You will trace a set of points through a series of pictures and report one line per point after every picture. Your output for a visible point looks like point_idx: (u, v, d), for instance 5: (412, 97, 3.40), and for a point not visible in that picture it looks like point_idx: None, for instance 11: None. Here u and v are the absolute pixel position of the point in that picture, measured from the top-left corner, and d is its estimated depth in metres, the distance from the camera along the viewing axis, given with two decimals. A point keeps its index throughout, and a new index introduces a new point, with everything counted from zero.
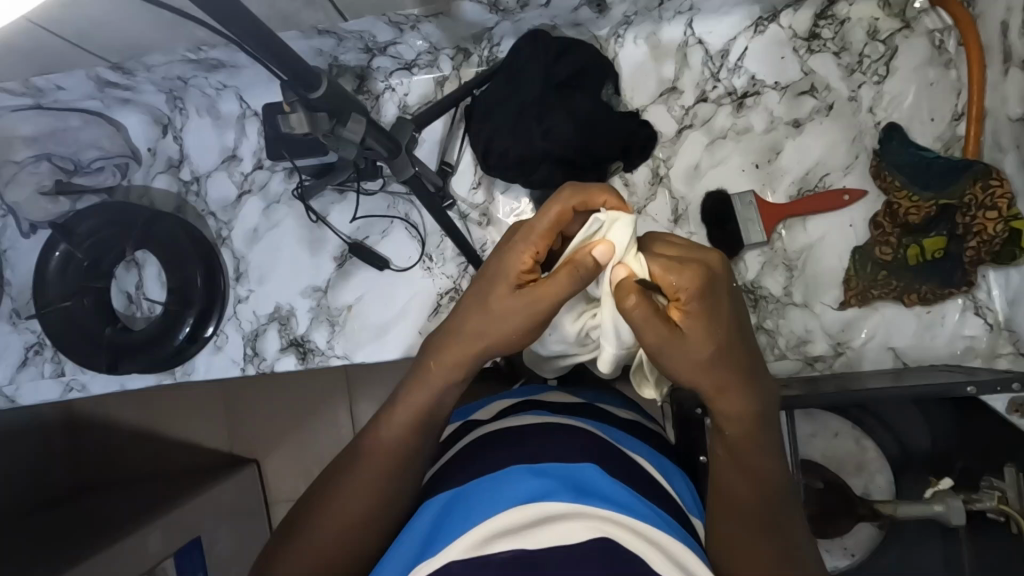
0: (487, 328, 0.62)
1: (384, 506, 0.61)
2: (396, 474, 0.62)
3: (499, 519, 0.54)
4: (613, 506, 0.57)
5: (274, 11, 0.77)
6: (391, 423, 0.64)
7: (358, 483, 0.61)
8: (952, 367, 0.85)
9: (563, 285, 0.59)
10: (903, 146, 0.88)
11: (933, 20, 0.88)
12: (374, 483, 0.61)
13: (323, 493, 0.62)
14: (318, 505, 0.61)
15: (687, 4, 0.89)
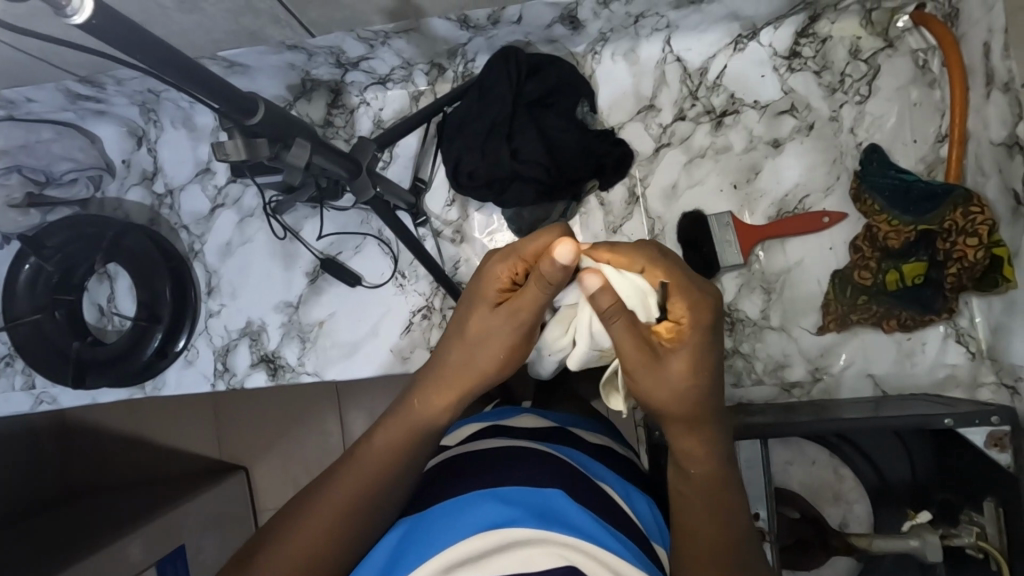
0: (475, 351, 0.58)
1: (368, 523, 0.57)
2: (365, 511, 0.57)
3: (466, 545, 0.52)
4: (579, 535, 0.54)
5: (239, 27, 0.75)
6: (369, 453, 0.59)
7: (324, 519, 0.56)
8: (931, 397, 0.82)
9: (539, 296, 0.54)
10: (883, 167, 0.85)
11: (917, 39, 0.86)
12: (339, 518, 0.56)
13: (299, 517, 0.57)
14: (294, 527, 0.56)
15: (664, 21, 0.87)
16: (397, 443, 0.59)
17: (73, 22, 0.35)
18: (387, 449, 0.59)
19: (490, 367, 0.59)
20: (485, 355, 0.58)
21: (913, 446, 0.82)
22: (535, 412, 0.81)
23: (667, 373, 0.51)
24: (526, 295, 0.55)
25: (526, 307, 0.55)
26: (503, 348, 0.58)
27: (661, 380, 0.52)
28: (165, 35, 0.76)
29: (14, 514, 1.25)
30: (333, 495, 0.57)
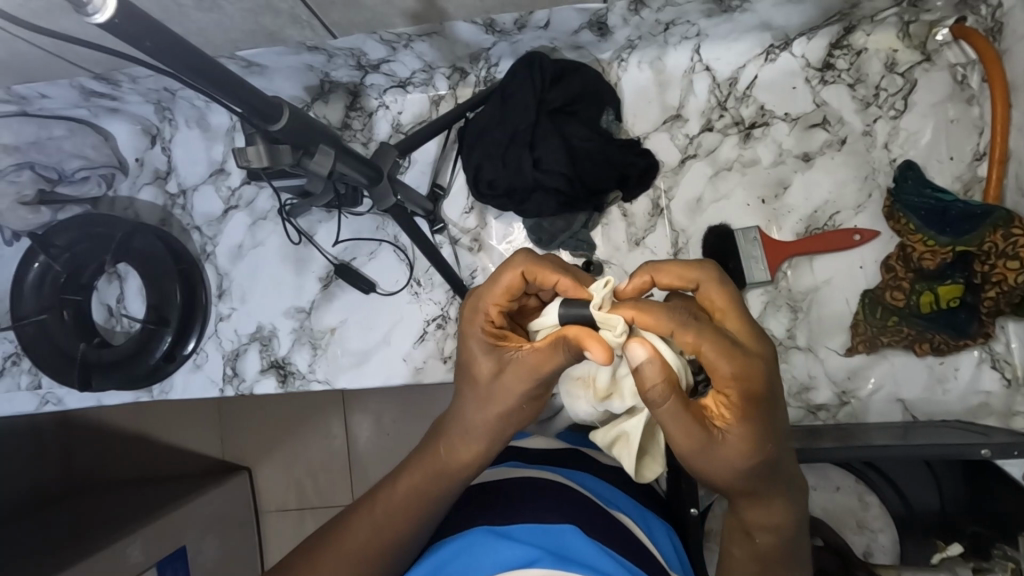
0: (505, 408, 0.55)
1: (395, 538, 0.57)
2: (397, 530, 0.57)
3: None
4: (597, 573, 0.53)
5: (259, 26, 0.73)
6: (386, 500, 0.58)
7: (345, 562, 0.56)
8: (963, 425, 0.79)
9: (560, 360, 0.51)
10: (919, 186, 0.82)
11: (956, 53, 0.83)
12: (360, 561, 0.57)
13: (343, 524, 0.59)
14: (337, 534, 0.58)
15: (694, 30, 0.84)
16: (414, 488, 0.58)
17: (95, 22, 0.33)
18: (405, 494, 0.58)
19: (513, 418, 0.55)
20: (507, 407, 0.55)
21: (944, 475, 0.79)
22: (549, 432, 0.79)
23: (727, 452, 0.48)
24: (540, 359, 0.52)
25: (550, 368, 0.52)
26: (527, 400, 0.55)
27: (723, 462, 0.48)
28: (183, 33, 0.74)
29: (14, 513, 1.24)
30: (353, 541, 0.57)
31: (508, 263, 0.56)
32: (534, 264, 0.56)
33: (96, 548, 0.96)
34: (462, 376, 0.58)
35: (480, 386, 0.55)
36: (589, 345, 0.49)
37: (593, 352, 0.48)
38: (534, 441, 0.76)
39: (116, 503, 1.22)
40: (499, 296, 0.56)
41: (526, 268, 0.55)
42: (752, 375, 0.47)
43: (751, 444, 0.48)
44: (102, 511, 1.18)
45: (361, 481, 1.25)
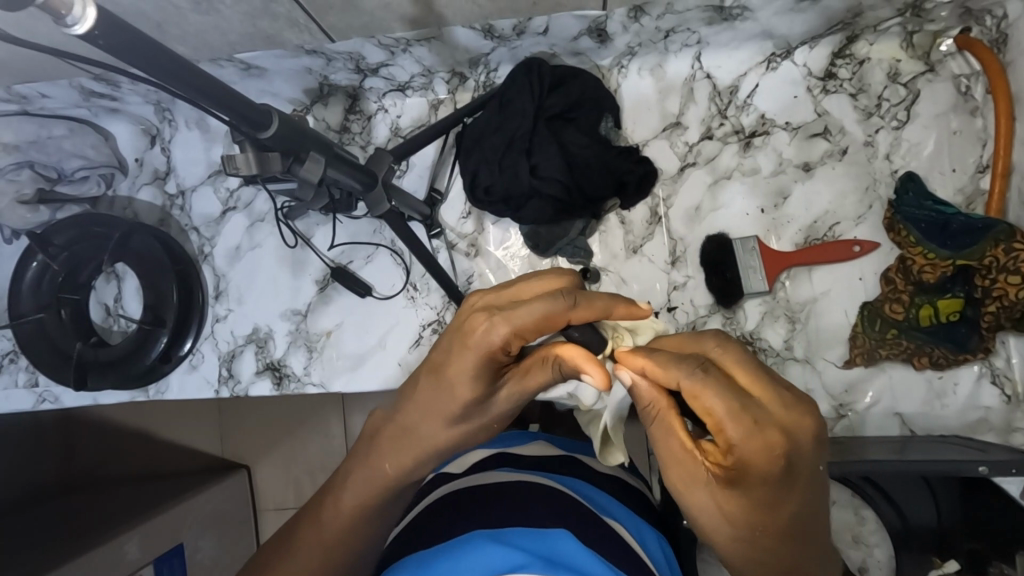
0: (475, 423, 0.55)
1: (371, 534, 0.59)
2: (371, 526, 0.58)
3: None
4: None
5: (256, 29, 0.73)
6: (332, 513, 0.58)
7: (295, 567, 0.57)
8: (961, 440, 0.78)
9: (550, 374, 0.51)
10: (920, 199, 0.81)
11: (960, 64, 0.82)
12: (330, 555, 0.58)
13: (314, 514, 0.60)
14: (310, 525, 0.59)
15: (695, 37, 0.83)
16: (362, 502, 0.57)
17: (75, 33, 0.33)
18: (350, 507, 0.57)
19: (471, 433, 0.55)
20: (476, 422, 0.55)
21: (940, 488, 0.78)
22: (546, 439, 0.79)
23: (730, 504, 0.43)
24: (535, 378, 0.52)
25: (536, 386, 0.52)
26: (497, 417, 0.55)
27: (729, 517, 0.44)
28: (180, 36, 0.74)
29: (12, 508, 1.24)
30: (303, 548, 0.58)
31: (553, 296, 0.48)
32: (573, 299, 0.49)
33: (89, 545, 0.96)
34: (438, 383, 0.53)
35: (454, 399, 0.52)
36: (585, 368, 0.48)
37: (590, 375, 0.47)
38: (526, 449, 0.75)
39: (112, 500, 1.22)
40: (523, 319, 0.48)
41: (567, 306, 0.49)
42: (759, 455, 0.40)
43: (752, 513, 0.43)
44: (98, 508, 1.18)
45: None
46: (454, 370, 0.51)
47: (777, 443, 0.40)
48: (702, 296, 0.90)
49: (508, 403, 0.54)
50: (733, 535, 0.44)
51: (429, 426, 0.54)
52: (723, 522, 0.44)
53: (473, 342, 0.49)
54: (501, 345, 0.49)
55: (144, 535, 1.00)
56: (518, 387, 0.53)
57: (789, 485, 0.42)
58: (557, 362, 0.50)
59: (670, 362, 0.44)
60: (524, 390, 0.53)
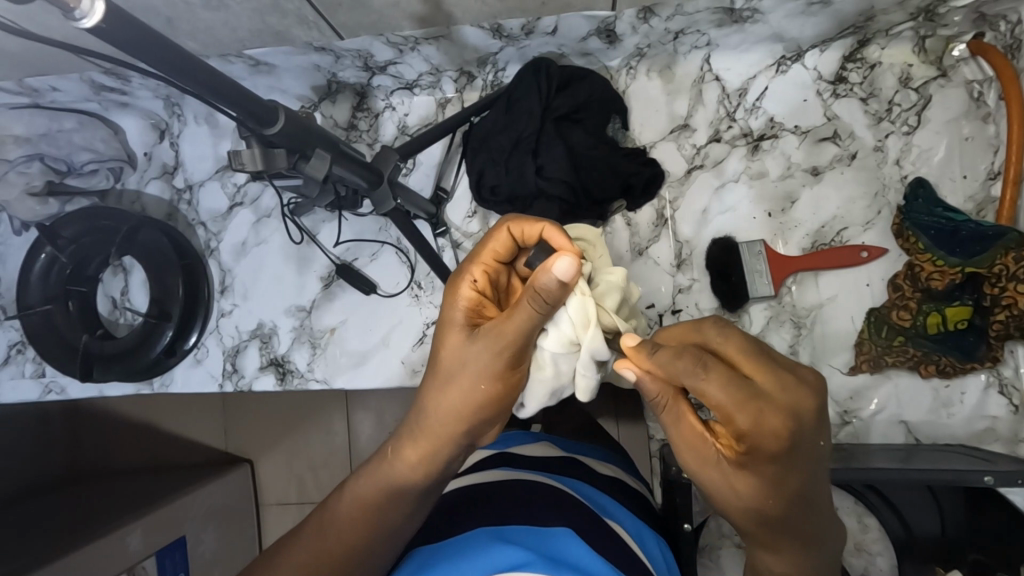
0: (459, 386, 0.53)
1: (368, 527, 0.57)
2: (375, 517, 0.57)
3: None
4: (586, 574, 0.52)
5: (265, 26, 0.74)
6: (338, 515, 0.58)
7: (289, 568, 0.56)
8: (966, 451, 0.78)
9: (526, 312, 0.49)
10: (929, 206, 0.80)
11: (973, 70, 0.81)
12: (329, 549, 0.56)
13: (322, 514, 0.59)
14: (316, 527, 0.58)
15: (704, 40, 0.83)
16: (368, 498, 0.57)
17: (83, 27, 0.33)
18: (355, 504, 0.58)
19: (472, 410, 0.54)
20: (463, 384, 0.53)
21: (945, 499, 0.77)
22: (548, 439, 0.79)
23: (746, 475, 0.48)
24: (510, 319, 0.50)
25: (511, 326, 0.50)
26: (481, 379, 0.53)
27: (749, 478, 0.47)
28: (191, 32, 0.74)
29: (17, 496, 1.25)
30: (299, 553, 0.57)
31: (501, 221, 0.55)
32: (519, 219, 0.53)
33: (92, 535, 0.97)
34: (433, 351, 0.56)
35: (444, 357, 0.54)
36: (554, 260, 0.48)
37: (560, 266, 0.47)
38: (527, 449, 0.75)
39: (116, 491, 1.23)
40: (485, 252, 0.54)
41: (514, 224, 0.53)
42: (773, 443, 0.45)
43: (763, 493, 0.47)
44: (102, 499, 1.19)
45: None
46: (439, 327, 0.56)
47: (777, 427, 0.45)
48: (707, 300, 0.90)
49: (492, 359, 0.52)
50: (741, 512, 0.49)
51: (434, 405, 0.55)
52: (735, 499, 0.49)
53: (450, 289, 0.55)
54: (470, 280, 0.54)
55: (148, 527, 1.01)
56: (499, 335, 0.51)
57: (793, 463, 0.47)
58: (530, 286, 0.49)
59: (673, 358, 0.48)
60: (500, 338, 0.51)
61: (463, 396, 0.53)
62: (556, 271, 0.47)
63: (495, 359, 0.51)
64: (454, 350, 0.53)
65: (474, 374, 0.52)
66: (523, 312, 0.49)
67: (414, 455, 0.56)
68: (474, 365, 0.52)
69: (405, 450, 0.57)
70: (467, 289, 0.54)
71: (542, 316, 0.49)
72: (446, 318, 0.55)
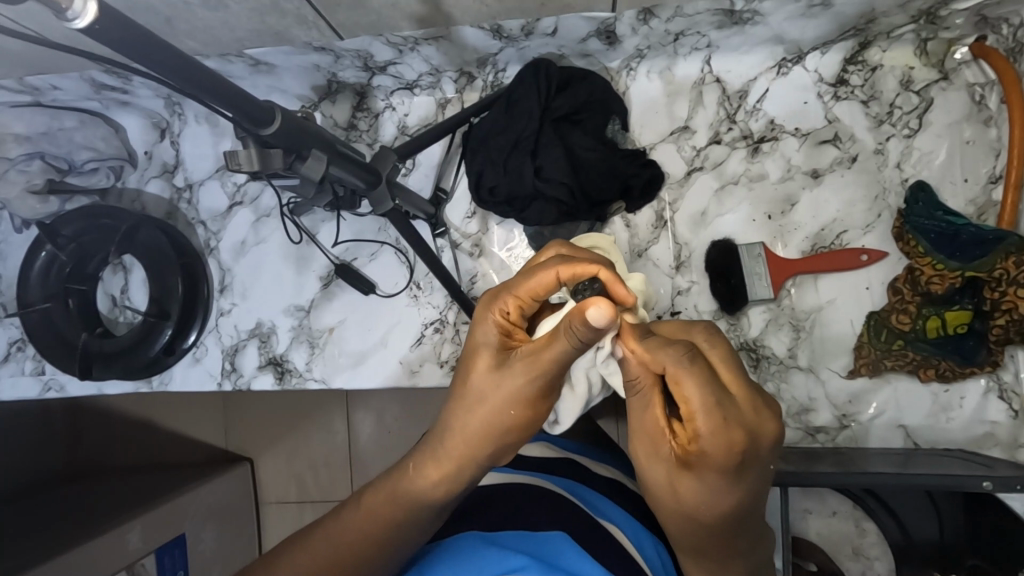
0: (485, 414, 0.52)
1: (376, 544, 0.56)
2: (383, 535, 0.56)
3: None
4: None
5: (265, 26, 0.74)
6: (343, 525, 0.57)
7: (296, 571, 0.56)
8: (965, 456, 0.77)
9: (563, 347, 0.48)
10: (930, 208, 0.79)
11: (975, 73, 0.81)
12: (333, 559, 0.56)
13: (329, 519, 0.59)
14: (321, 530, 0.58)
15: (704, 41, 0.83)
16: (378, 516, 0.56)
17: (75, 27, 0.33)
18: (362, 518, 0.57)
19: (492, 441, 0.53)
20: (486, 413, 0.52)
21: (944, 504, 0.76)
22: (545, 440, 0.79)
23: (688, 483, 0.46)
24: (547, 348, 0.49)
25: (546, 357, 0.50)
26: (508, 411, 0.51)
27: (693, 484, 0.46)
28: (190, 31, 0.74)
29: (17, 493, 1.26)
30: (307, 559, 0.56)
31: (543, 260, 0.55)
32: (570, 262, 0.52)
33: (91, 532, 0.97)
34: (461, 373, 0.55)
35: (473, 382, 0.53)
36: (588, 306, 0.44)
37: (593, 314, 0.44)
38: (523, 450, 0.75)
39: (116, 489, 1.23)
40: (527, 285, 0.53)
41: (563, 269, 0.52)
42: (720, 450, 0.43)
43: (704, 500, 0.46)
44: (101, 496, 1.19)
45: (360, 477, 1.25)
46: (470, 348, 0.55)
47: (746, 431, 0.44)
48: (706, 302, 0.90)
49: (522, 388, 0.51)
50: (680, 512, 0.49)
51: (452, 431, 0.54)
52: (676, 500, 0.48)
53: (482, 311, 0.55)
54: (503, 308, 0.54)
55: (146, 525, 1.01)
56: (531, 366, 0.50)
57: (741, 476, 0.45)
58: (567, 322, 0.46)
59: (660, 347, 0.47)
60: (535, 365, 0.50)
61: (483, 427, 0.52)
62: (590, 315, 0.44)
63: (523, 387, 0.50)
64: (481, 378, 0.52)
65: (503, 403, 0.51)
66: (557, 346, 0.48)
67: (428, 480, 0.55)
68: (503, 394, 0.51)
69: (420, 471, 0.56)
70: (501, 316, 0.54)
71: (579, 350, 0.48)
72: (481, 340, 0.54)
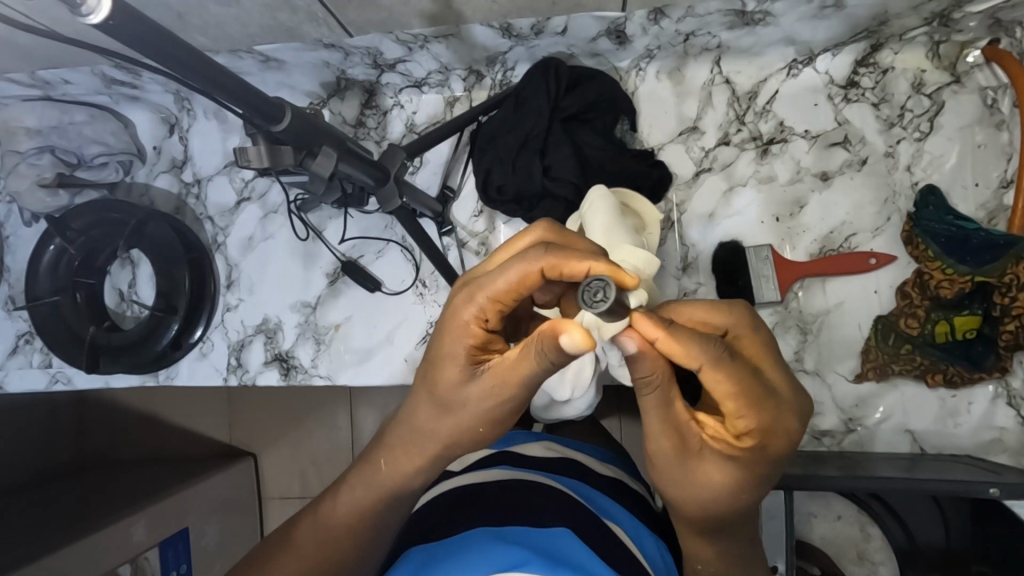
0: (454, 422, 0.52)
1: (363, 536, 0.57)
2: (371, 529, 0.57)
3: None
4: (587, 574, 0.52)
5: (275, 22, 0.74)
6: (330, 520, 0.57)
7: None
8: (973, 462, 0.77)
9: (534, 367, 0.46)
10: (939, 213, 0.79)
11: (987, 76, 0.80)
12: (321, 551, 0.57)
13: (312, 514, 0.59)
14: (310, 524, 0.58)
15: (715, 42, 0.82)
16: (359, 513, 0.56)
17: (90, 22, 0.33)
18: (350, 514, 0.56)
19: (462, 439, 0.53)
20: (453, 423, 0.52)
21: (949, 510, 0.76)
22: (550, 440, 0.79)
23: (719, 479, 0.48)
24: (518, 364, 0.47)
25: (519, 375, 0.47)
26: (482, 421, 0.51)
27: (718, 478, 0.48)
28: (200, 26, 0.74)
29: (22, 483, 1.27)
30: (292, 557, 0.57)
31: (526, 255, 0.46)
32: (557, 258, 0.45)
33: (97, 524, 0.97)
34: (422, 377, 0.53)
35: (440, 393, 0.51)
36: (564, 329, 0.42)
37: (567, 342, 0.42)
38: (527, 449, 0.75)
39: (121, 482, 1.24)
40: (501, 288, 0.47)
41: (551, 263, 0.45)
42: (781, 439, 0.47)
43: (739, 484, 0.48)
44: (105, 489, 1.20)
45: None
46: (430, 358, 0.52)
47: (791, 427, 0.47)
48: None
49: (489, 403, 0.50)
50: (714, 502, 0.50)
51: (424, 435, 0.53)
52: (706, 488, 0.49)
53: (450, 317, 0.49)
54: (478, 317, 0.49)
55: (150, 517, 1.01)
56: (501, 381, 0.48)
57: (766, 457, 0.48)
58: (537, 339, 0.44)
59: (694, 342, 0.44)
60: (507, 379, 0.48)
61: (457, 428, 0.52)
62: (564, 340, 0.42)
63: (495, 403, 0.49)
64: (450, 389, 0.50)
65: (472, 416, 0.51)
66: (527, 360, 0.46)
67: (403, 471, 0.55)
68: (474, 409, 0.50)
69: (392, 464, 0.55)
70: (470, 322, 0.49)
71: (550, 371, 0.46)
72: (442, 352, 0.50)
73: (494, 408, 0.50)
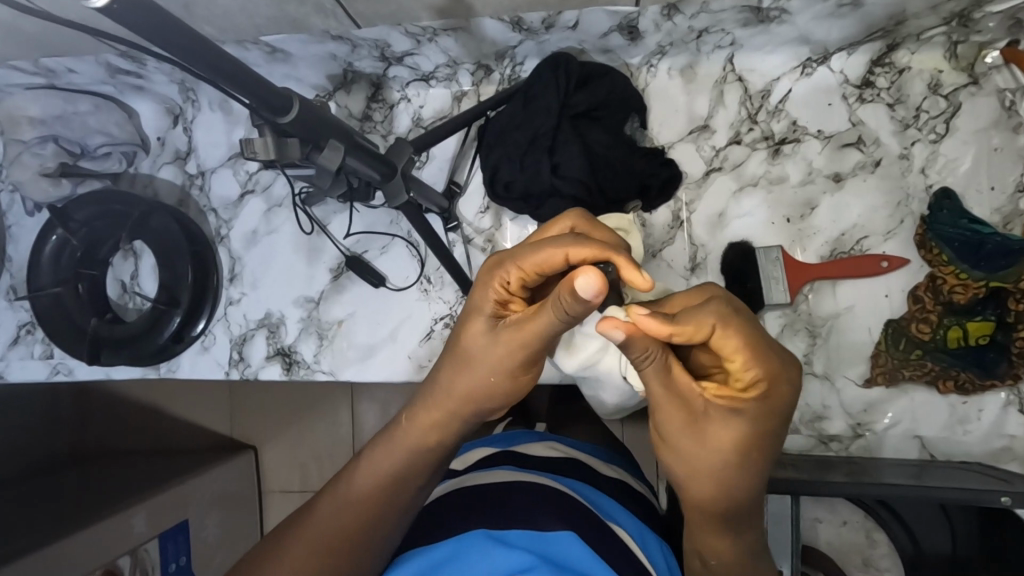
0: (478, 377, 0.53)
1: (392, 499, 0.56)
2: (398, 489, 0.56)
3: None
4: None
5: (282, 13, 0.73)
6: (353, 492, 0.56)
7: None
8: (983, 469, 0.76)
9: (551, 321, 0.48)
10: (954, 216, 0.78)
11: (1005, 78, 0.79)
12: (350, 521, 0.55)
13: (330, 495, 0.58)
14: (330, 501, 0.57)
15: (728, 39, 0.81)
16: (380, 476, 0.56)
17: (95, 6, 0.32)
18: (372, 478, 0.56)
19: (488, 393, 0.54)
20: (478, 375, 0.53)
21: (958, 518, 0.75)
22: (553, 440, 0.78)
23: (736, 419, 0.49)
24: (535, 319, 0.49)
25: (536, 331, 0.50)
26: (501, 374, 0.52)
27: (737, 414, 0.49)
28: (207, 17, 0.73)
29: (22, 473, 1.26)
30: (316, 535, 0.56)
31: (561, 237, 0.50)
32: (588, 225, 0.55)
33: (97, 515, 0.97)
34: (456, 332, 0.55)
35: (468, 343, 0.53)
36: (575, 276, 0.43)
37: (581, 284, 0.43)
38: (531, 450, 0.74)
39: (121, 473, 1.23)
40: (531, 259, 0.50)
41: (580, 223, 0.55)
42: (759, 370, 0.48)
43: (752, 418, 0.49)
44: (105, 480, 1.20)
45: None
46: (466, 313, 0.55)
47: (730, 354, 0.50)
48: None
49: (511, 358, 0.52)
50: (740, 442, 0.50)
51: (449, 384, 0.54)
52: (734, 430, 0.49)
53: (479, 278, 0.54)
54: (505, 278, 0.52)
55: (150, 510, 1.01)
56: (521, 334, 0.50)
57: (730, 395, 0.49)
58: (556, 294, 0.46)
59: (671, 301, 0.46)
60: (523, 334, 0.50)
61: (479, 381, 0.53)
62: (580, 285, 0.43)
63: (513, 357, 0.51)
64: (472, 339, 0.53)
65: (492, 369, 0.52)
66: (545, 316, 0.48)
67: (422, 423, 0.56)
68: (495, 360, 0.52)
69: (417, 419, 0.56)
70: (507, 279, 0.52)
71: (564, 323, 0.47)
72: (474, 305, 0.54)
73: (516, 364, 0.52)
